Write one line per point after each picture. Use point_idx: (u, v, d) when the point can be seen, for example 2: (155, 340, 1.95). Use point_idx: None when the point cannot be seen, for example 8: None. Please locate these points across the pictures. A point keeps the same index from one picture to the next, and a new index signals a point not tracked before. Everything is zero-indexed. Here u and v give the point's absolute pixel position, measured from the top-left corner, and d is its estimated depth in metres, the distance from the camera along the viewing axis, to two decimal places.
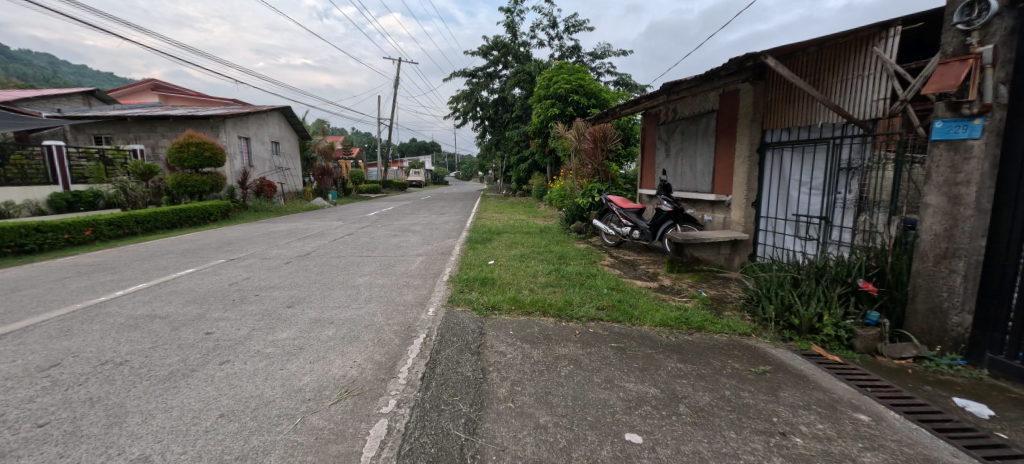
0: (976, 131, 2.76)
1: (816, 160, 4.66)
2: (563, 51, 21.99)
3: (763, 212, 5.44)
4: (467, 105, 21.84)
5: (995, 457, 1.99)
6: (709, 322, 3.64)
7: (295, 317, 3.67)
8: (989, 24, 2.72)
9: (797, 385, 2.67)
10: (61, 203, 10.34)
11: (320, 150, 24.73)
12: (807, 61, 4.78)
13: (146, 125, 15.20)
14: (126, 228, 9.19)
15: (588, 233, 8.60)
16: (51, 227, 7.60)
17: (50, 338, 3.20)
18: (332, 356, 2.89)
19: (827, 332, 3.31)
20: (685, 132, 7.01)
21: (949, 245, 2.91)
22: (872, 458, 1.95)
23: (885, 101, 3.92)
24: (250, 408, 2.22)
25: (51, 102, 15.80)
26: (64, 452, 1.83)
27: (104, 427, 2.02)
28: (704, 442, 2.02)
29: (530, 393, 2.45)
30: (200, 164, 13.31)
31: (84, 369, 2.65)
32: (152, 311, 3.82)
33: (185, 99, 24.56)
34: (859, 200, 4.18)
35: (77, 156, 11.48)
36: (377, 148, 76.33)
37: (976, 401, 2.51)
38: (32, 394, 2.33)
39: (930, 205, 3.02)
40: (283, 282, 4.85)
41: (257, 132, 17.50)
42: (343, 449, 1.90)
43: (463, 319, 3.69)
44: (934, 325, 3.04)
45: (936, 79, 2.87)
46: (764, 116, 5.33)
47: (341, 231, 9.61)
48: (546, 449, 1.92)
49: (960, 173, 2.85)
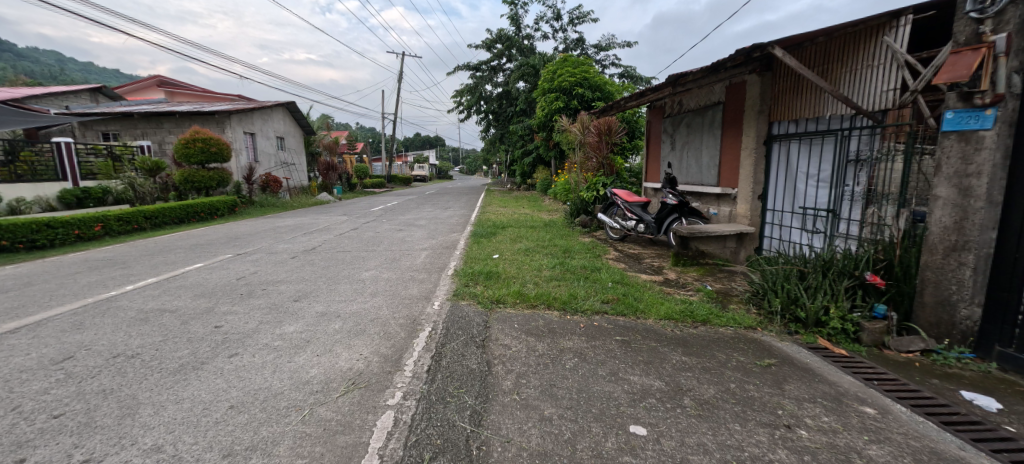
0: (987, 121, 2.72)
1: (824, 151, 4.60)
2: (568, 43, 21.98)
3: (769, 204, 5.39)
4: (472, 99, 21.89)
5: (1002, 450, 1.98)
6: (714, 316, 3.63)
7: (302, 311, 3.70)
8: (1002, 12, 2.66)
9: (802, 378, 2.66)
10: (70, 198, 10.54)
11: (325, 146, 24.39)
12: (815, 51, 4.73)
13: (153, 121, 15.32)
14: (134, 224, 9.28)
15: (593, 227, 8.62)
16: (62, 223, 7.69)
17: (62, 331, 3.25)
18: (338, 349, 2.91)
19: (832, 325, 3.28)
20: (691, 126, 6.96)
21: (959, 237, 2.88)
22: (877, 450, 1.94)
23: (894, 92, 3.88)
24: (259, 400, 2.25)
25: (59, 98, 15.93)
26: (79, 443, 1.87)
27: (117, 418, 2.06)
28: (709, 435, 2.02)
29: (535, 386, 2.46)
30: (206, 159, 13.37)
31: (97, 361, 2.70)
32: (161, 305, 3.89)
33: (191, 96, 24.82)
34: (867, 192, 4.12)
35: (85, 152, 11.59)
36: (382, 144, 76.70)
37: (984, 394, 2.50)
38: (46, 387, 2.38)
39: (940, 197, 2.99)
40: (291, 277, 4.90)
41: (262, 127, 17.54)
42: (351, 441, 1.92)
43: (469, 312, 3.71)
44: (942, 318, 3.02)
45: (947, 69, 2.83)
46: (770, 108, 5.29)
47: (346, 226, 9.67)
48: (550, 441, 1.94)
49: (971, 164, 2.81)
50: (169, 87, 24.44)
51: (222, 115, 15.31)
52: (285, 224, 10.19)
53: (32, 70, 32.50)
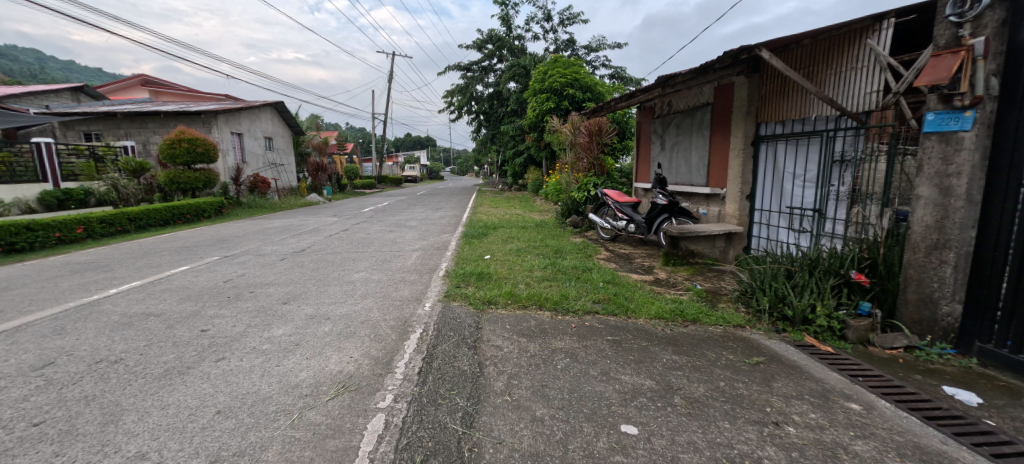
0: (967, 123, 2.79)
1: (810, 152, 4.67)
2: (559, 44, 22.04)
3: (757, 204, 5.46)
4: (463, 99, 21.84)
5: (983, 444, 2.03)
6: (704, 315, 3.67)
7: (291, 314, 3.66)
8: (981, 16, 2.73)
9: (790, 375, 2.70)
10: (50, 200, 10.29)
11: (314, 146, 24.23)
12: (801, 53, 4.81)
13: (137, 121, 15.05)
14: (118, 225, 9.12)
15: (584, 228, 8.64)
16: (42, 225, 7.50)
17: (43, 337, 3.18)
18: (328, 352, 2.89)
19: (819, 323, 3.34)
20: (680, 126, 7.03)
21: (940, 236, 2.95)
22: (863, 445, 1.98)
23: (877, 93, 3.95)
24: (247, 404, 2.22)
25: (39, 98, 15.57)
26: (61, 451, 1.82)
27: (100, 425, 2.02)
28: (699, 432, 2.04)
29: (526, 386, 2.46)
30: (192, 160, 13.15)
31: (79, 367, 2.63)
32: (146, 309, 3.80)
33: (177, 95, 24.45)
34: (852, 192, 4.19)
35: (67, 153, 11.34)
36: (372, 144, 76.27)
37: (965, 389, 2.56)
38: (26, 394, 2.32)
39: (922, 197, 3.06)
40: (279, 279, 4.84)
41: (249, 127, 17.29)
42: (341, 444, 1.91)
43: (460, 313, 3.70)
44: (924, 315, 3.09)
45: (928, 71, 2.90)
46: (758, 109, 5.35)
47: (336, 227, 9.53)
48: (543, 441, 1.94)
49: (951, 164, 2.88)
50: (154, 86, 24.02)
51: (208, 115, 15.07)
52: (274, 226, 10.06)
53: (10, 69, 31.61)
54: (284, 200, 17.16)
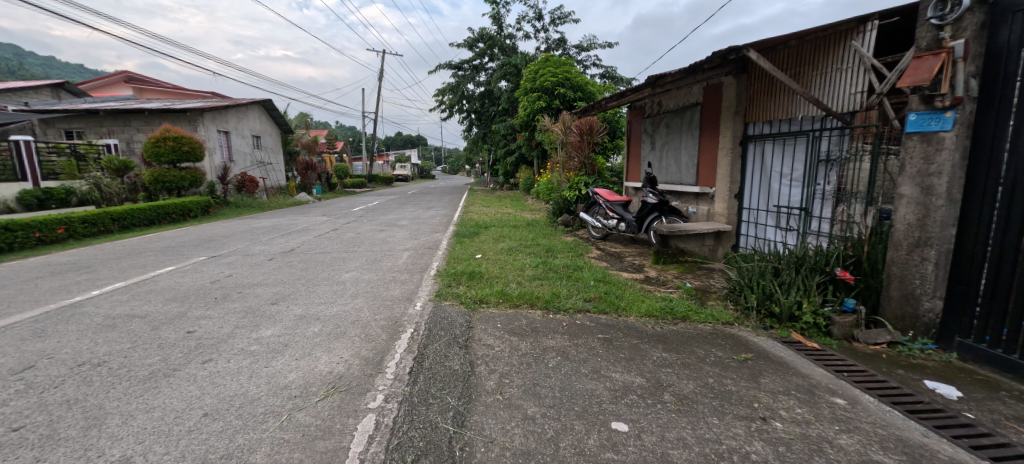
0: (947, 123, 2.85)
1: (797, 152, 4.74)
2: (550, 43, 22.08)
3: (745, 203, 5.53)
4: (454, 98, 21.76)
5: (962, 436, 2.08)
6: (693, 312, 3.71)
7: (280, 314, 3.62)
8: (961, 19, 2.79)
9: (777, 371, 2.74)
10: (30, 200, 10.06)
11: (303, 145, 23.95)
12: (787, 54, 4.87)
13: (120, 119, 14.74)
14: (101, 225, 8.93)
15: (575, 226, 8.68)
16: (21, 226, 7.31)
17: (22, 339, 3.10)
18: (318, 352, 2.86)
19: (806, 319, 3.39)
20: (670, 126, 7.09)
21: (922, 234, 3.01)
22: (847, 439, 2.02)
23: (862, 94, 4.02)
24: (235, 406, 2.19)
25: (18, 94, 15.18)
26: (42, 456, 1.78)
27: (83, 430, 1.98)
28: (688, 428, 2.07)
29: (518, 385, 2.47)
30: (178, 158, 12.91)
31: (61, 371, 2.58)
32: (130, 310, 3.73)
33: (162, 93, 23.99)
34: (837, 191, 4.26)
35: (47, 151, 11.07)
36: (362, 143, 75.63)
37: (945, 383, 2.62)
38: (5, 398, 2.26)
39: (904, 196, 3.12)
40: (267, 279, 4.78)
41: (236, 125, 17.04)
42: (331, 445, 1.89)
43: (451, 313, 3.69)
44: (906, 311, 3.15)
45: (911, 72, 2.96)
46: (746, 109, 5.42)
47: (326, 227, 9.42)
48: (534, 440, 1.95)
49: (932, 164, 2.95)
50: (138, 83, 23.55)
51: (194, 113, 14.82)
52: (262, 225, 9.93)
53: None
54: (273, 200, 16.95)
